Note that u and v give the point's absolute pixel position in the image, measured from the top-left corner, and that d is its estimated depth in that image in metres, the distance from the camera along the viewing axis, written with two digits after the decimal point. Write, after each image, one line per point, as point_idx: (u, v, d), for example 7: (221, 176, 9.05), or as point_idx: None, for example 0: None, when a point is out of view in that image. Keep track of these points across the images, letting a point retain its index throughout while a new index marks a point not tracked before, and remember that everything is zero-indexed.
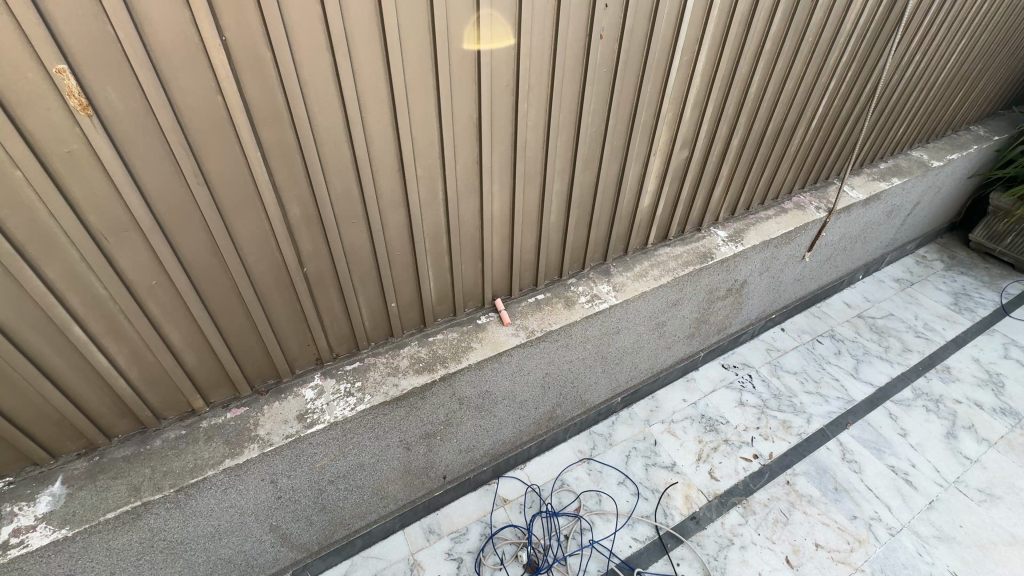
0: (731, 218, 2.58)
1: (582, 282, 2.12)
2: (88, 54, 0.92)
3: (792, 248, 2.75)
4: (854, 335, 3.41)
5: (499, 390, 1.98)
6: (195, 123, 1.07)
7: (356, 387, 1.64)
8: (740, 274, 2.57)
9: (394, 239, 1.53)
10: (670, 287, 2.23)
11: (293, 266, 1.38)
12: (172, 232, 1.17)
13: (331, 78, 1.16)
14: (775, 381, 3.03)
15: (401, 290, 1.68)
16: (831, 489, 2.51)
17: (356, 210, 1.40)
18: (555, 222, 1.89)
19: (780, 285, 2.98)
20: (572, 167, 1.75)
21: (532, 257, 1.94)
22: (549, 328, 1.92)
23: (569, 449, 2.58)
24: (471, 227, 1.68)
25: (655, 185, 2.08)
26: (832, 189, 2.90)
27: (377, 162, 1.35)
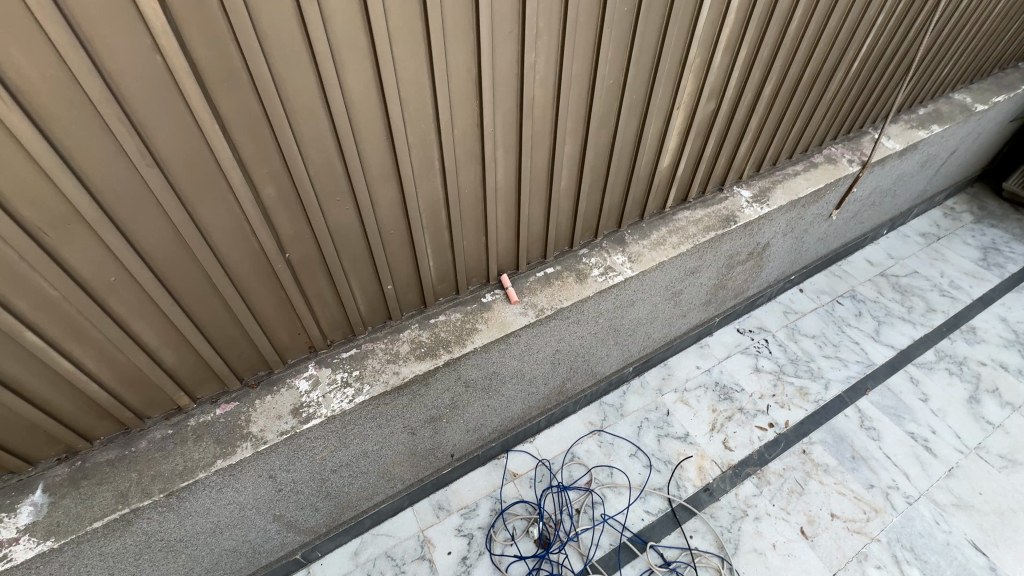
0: (756, 175, 2.36)
1: (595, 253, 1.94)
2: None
3: (819, 207, 2.54)
4: (876, 295, 3.25)
5: (507, 370, 1.86)
6: (134, 92, 0.88)
7: (354, 377, 1.53)
8: (764, 237, 2.39)
9: (386, 217, 1.36)
10: (690, 255, 2.06)
11: (272, 253, 1.22)
12: (125, 222, 1.01)
13: (297, 28, 0.95)
14: (792, 346, 2.92)
15: (397, 271, 1.52)
16: (848, 457, 2.45)
17: (340, 187, 1.22)
18: (565, 189, 1.70)
19: (802, 246, 2.80)
20: (586, 126, 1.54)
21: (540, 228, 1.77)
22: (560, 305, 1.77)
23: (579, 421, 2.51)
24: (473, 200, 1.49)
25: (677, 143, 1.87)
26: (867, 139, 2.65)
27: (361, 131, 1.15)
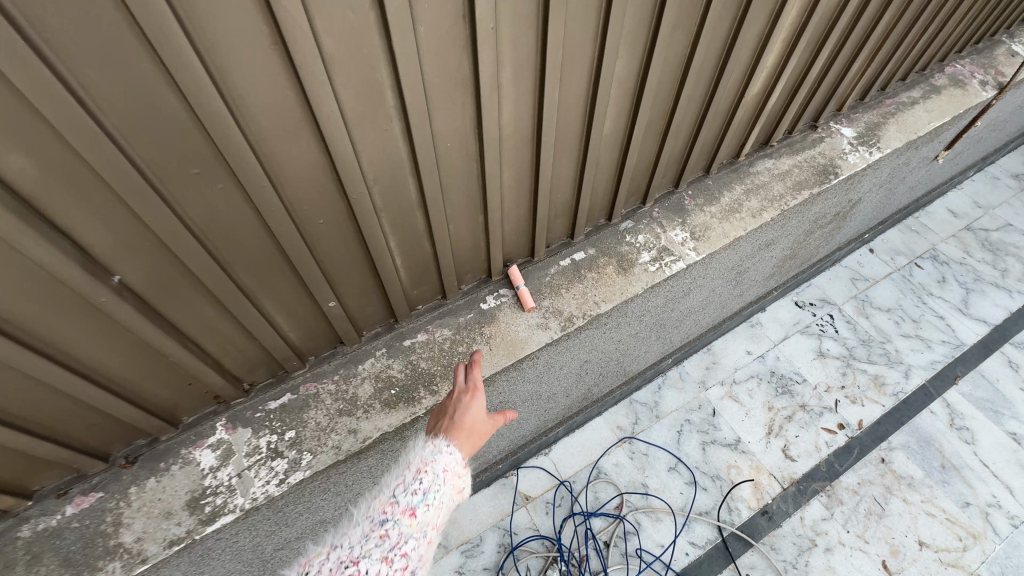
0: (859, 105, 1.70)
1: (642, 227, 1.35)
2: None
3: (931, 149, 1.90)
4: (962, 255, 2.67)
5: (519, 394, 1.33)
6: None
7: (288, 442, 0.99)
8: (860, 192, 1.77)
9: (303, 200, 0.77)
10: (773, 224, 1.46)
11: (77, 280, 0.65)
12: None
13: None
14: (862, 323, 2.38)
15: (341, 280, 0.95)
16: (937, 466, 1.99)
17: (192, 152, 0.63)
18: (609, 134, 1.08)
19: (891, 198, 2.18)
20: (653, 27, 0.90)
21: (567, 196, 1.17)
22: (596, 312, 1.20)
23: (605, 426, 2.03)
24: (462, 160, 0.89)
25: (777, 57, 1.23)
26: (1001, 52, 1.94)
27: (210, 31, 0.54)
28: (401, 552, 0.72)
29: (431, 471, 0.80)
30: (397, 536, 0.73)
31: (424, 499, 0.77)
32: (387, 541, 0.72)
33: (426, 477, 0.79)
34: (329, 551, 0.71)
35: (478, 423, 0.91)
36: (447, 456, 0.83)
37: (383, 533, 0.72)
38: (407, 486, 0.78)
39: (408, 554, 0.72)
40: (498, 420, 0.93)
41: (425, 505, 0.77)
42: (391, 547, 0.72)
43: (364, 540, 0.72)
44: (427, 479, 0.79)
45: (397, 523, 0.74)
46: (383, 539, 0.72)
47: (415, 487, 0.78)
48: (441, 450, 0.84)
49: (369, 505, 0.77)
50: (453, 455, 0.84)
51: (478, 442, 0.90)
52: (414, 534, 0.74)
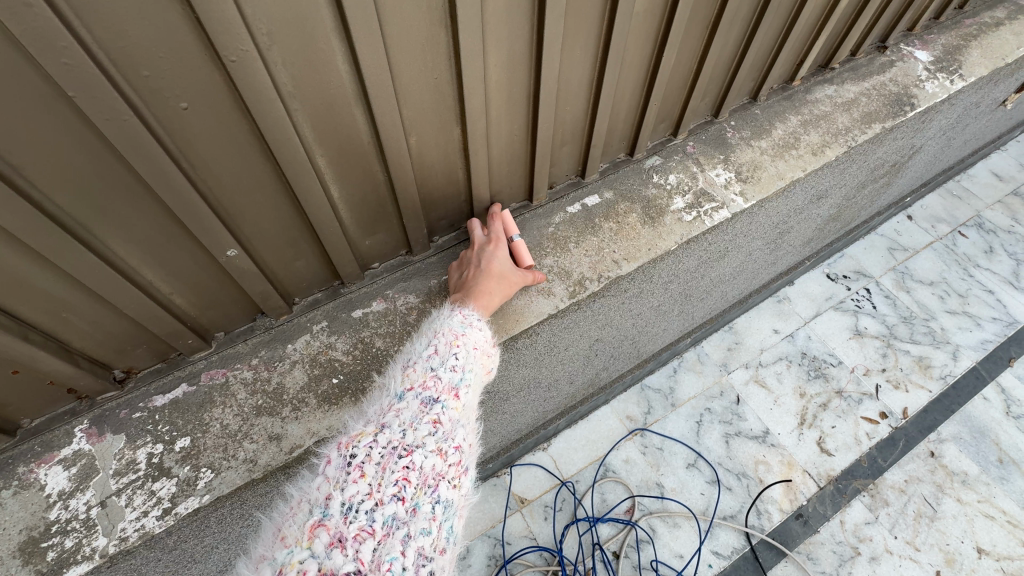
0: (933, 26, 1.38)
1: (672, 165, 1.04)
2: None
3: (1004, 88, 1.59)
4: (1010, 223, 2.38)
5: (513, 381, 1.04)
6: None
7: (178, 455, 0.69)
8: (925, 137, 1.46)
9: (137, 62, 0.44)
10: (836, 167, 1.15)
11: None
12: None
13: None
14: (902, 297, 2.10)
15: (244, 217, 0.63)
16: (994, 461, 1.73)
17: None
18: (640, 16, 0.76)
19: (947, 152, 1.87)
20: None
21: (577, 112, 0.85)
22: (616, 272, 0.90)
23: (614, 416, 1.75)
24: (421, 21, 0.56)
25: None
26: None
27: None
28: (455, 442, 0.63)
29: (466, 347, 0.70)
30: (449, 424, 0.64)
31: (465, 379, 0.68)
32: (439, 428, 0.63)
33: (462, 353, 0.69)
34: (376, 432, 0.60)
35: (509, 271, 0.81)
36: (476, 331, 0.72)
37: (434, 418, 0.63)
38: (445, 360, 0.68)
39: (461, 442, 0.64)
40: (528, 269, 0.84)
41: (468, 385, 0.68)
42: (445, 435, 0.63)
43: (416, 423, 0.62)
44: (465, 356, 0.69)
45: (446, 406, 0.64)
46: (434, 426, 0.62)
47: (454, 364, 0.68)
48: (474, 313, 0.75)
49: (404, 377, 0.67)
50: (484, 327, 0.74)
51: (512, 289, 0.80)
52: (461, 419, 0.66)
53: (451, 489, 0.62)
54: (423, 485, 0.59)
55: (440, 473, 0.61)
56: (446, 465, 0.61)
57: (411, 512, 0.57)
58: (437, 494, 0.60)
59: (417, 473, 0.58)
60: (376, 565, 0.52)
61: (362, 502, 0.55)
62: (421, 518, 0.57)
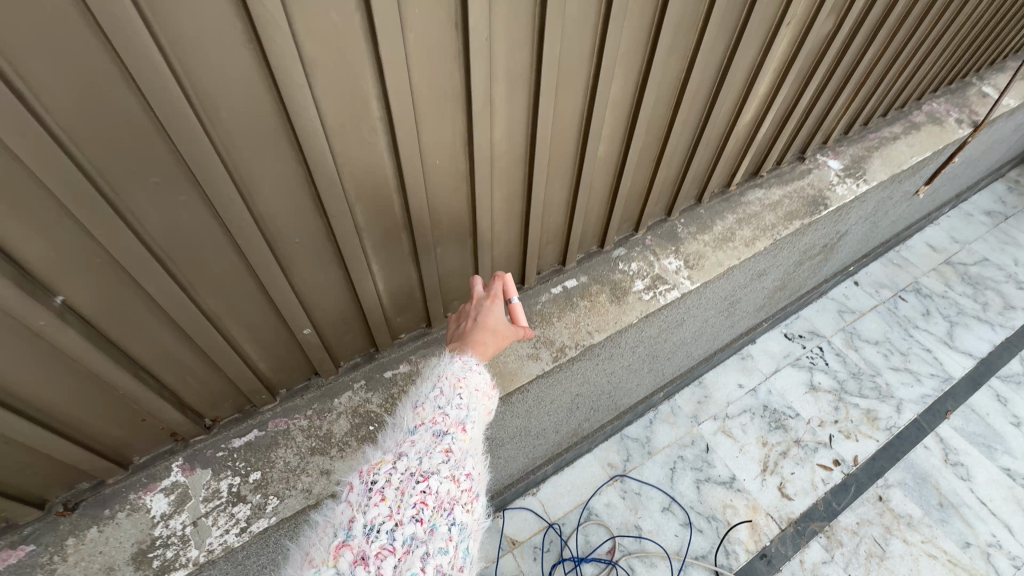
0: (843, 139, 1.73)
1: (634, 255, 1.32)
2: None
3: (912, 184, 1.93)
4: (944, 288, 2.70)
5: (507, 429, 1.25)
6: None
7: (251, 485, 0.89)
8: (847, 224, 1.78)
9: (278, 217, 0.70)
10: (767, 254, 1.44)
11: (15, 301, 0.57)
12: None
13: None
14: (852, 355, 2.37)
15: (318, 305, 0.88)
16: (935, 504, 1.93)
17: (151, 161, 0.56)
18: (602, 158, 1.05)
19: (876, 230, 2.20)
20: (649, 52, 0.89)
21: (559, 220, 1.13)
22: (589, 341, 1.15)
23: (596, 463, 1.94)
24: (450, 179, 0.84)
25: (767, 88, 1.23)
26: (973, 92, 2.00)
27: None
28: (464, 470, 0.75)
29: (468, 388, 0.82)
30: (458, 453, 0.76)
31: (470, 415, 0.80)
32: (451, 457, 0.75)
33: (466, 393, 0.81)
34: (394, 461, 0.72)
35: (501, 324, 0.93)
36: (476, 374, 0.84)
37: (445, 449, 0.75)
38: (451, 399, 0.80)
39: (470, 470, 0.76)
40: (521, 325, 0.95)
41: (473, 420, 0.80)
42: (455, 464, 0.75)
43: (429, 454, 0.74)
44: (468, 396, 0.81)
45: (454, 438, 0.77)
46: (446, 455, 0.74)
47: (459, 402, 0.80)
48: (472, 358, 0.86)
49: (416, 414, 0.79)
50: (483, 371, 0.85)
51: (503, 341, 0.92)
52: (470, 449, 0.78)
53: (463, 512, 0.73)
54: (438, 508, 0.70)
55: (453, 498, 0.72)
56: (458, 490, 0.73)
57: (428, 532, 0.68)
58: (451, 516, 0.71)
59: (432, 497, 0.70)
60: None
61: (383, 523, 0.67)
62: (438, 537, 0.69)
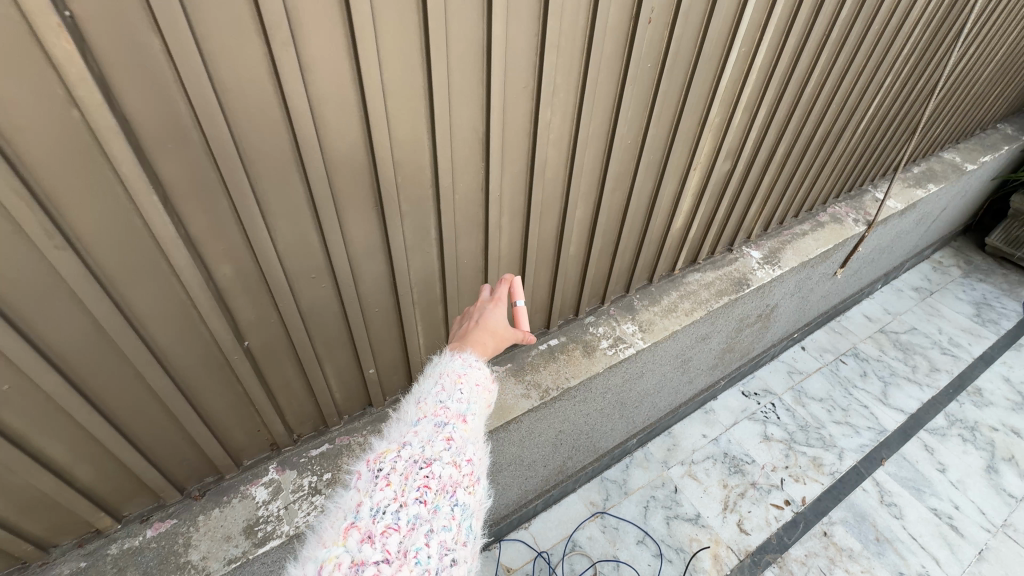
0: (764, 234, 2.24)
1: (601, 321, 1.76)
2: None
3: (826, 268, 2.43)
4: (878, 353, 3.15)
5: (505, 456, 1.61)
6: (37, 155, 0.65)
7: (325, 482, 1.25)
8: (774, 299, 2.25)
9: (370, 294, 1.14)
10: (704, 322, 1.88)
11: (228, 343, 0.98)
12: (24, 317, 0.76)
13: (265, 63, 0.73)
14: (800, 410, 2.75)
15: (381, 353, 1.29)
16: (873, 539, 2.24)
17: (314, 264, 1.00)
18: (573, 253, 1.52)
19: (807, 303, 2.67)
20: (600, 190, 1.39)
21: (544, 295, 1.58)
22: (567, 385, 1.55)
23: (580, 502, 2.25)
24: (472, 270, 1.29)
25: (690, 205, 1.73)
26: (868, 198, 2.57)
27: (342, 181, 0.92)
28: (464, 456, 0.84)
29: (468, 384, 0.93)
30: (459, 441, 0.84)
31: (469, 408, 0.90)
32: (451, 445, 0.83)
33: (464, 389, 0.91)
34: (399, 450, 0.80)
35: (499, 325, 1.09)
36: (475, 371, 0.95)
37: (447, 437, 0.83)
38: (452, 395, 0.90)
39: (470, 456, 0.84)
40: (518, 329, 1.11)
41: (472, 414, 0.90)
42: (456, 450, 0.83)
43: (432, 442, 0.82)
44: (467, 392, 0.92)
45: (455, 428, 0.85)
46: (447, 443, 0.83)
47: (459, 397, 0.90)
48: (472, 357, 0.98)
49: (419, 408, 0.88)
50: (483, 367, 0.98)
51: (500, 339, 1.08)
52: (469, 438, 0.87)
53: (465, 494, 0.80)
54: (441, 491, 0.77)
55: (455, 482, 0.80)
56: (460, 475, 0.81)
57: (432, 513, 0.75)
58: (454, 498, 0.79)
59: (435, 480, 0.78)
60: (403, 554, 0.70)
61: (388, 505, 0.74)
62: (442, 516, 0.76)
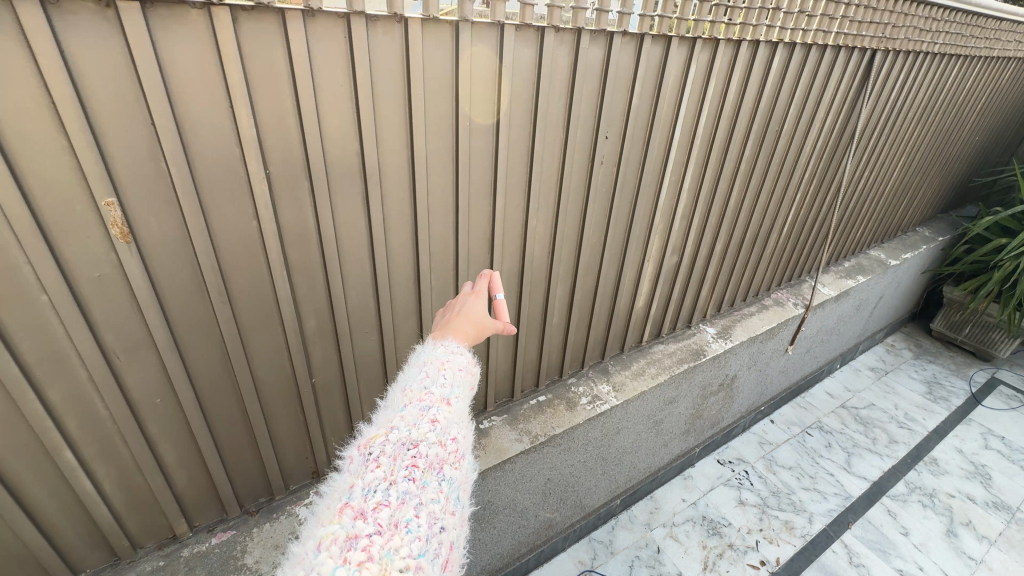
0: (717, 314, 2.69)
1: (581, 382, 2.13)
2: (129, 177, 0.92)
3: (775, 345, 2.85)
4: (841, 426, 3.45)
5: (501, 499, 1.88)
6: (227, 245, 1.08)
7: None
8: (731, 370, 2.63)
9: (403, 347, 1.54)
10: (668, 385, 2.24)
11: (302, 377, 1.36)
12: (186, 348, 1.15)
13: (360, 191, 1.20)
14: (772, 477, 3.00)
15: None
16: None
17: (369, 321, 1.41)
18: (556, 323, 1.93)
19: (766, 377, 3.05)
20: (574, 274, 1.84)
21: (534, 358, 1.96)
22: (553, 432, 1.88)
23: (569, 560, 2.43)
24: None
25: (649, 287, 2.19)
26: (806, 287, 3.07)
27: (394, 261, 1.37)
28: (451, 435, 0.71)
29: (452, 368, 0.80)
30: (445, 421, 0.72)
31: (455, 391, 0.77)
32: (437, 425, 0.71)
33: (449, 373, 0.78)
34: (386, 433, 0.68)
35: (481, 315, 0.93)
36: (459, 355, 0.83)
37: (432, 418, 0.71)
38: (436, 379, 0.77)
39: (457, 435, 0.72)
40: (503, 319, 0.95)
41: (457, 395, 0.76)
42: (443, 430, 0.71)
43: (418, 423, 0.69)
44: (452, 376, 0.78)
45: (439, 409, 0.73)
46: (434, 423, 0.70)
47: (443, 381, 0.77)
48: (454, 343, 0.85)
49: (403, 395, 0.74)
50: (465, 352, 0.84)
51: (482, 329, 0.92)
52: (456, 419, 0.74)
53: (454, 471, 0.69)
54: (429, 467, 0.66)
55: (444, 459, 0.68)
56: (447, 452, 0.69)
57: (421, 488, 0.64)
58: (441, 474, 0.67)
59: (424, 457, 0.66)
60: (394, 526, 0.59)
61: (378, 484, 0.62)
62: (431, 490, 0.64)
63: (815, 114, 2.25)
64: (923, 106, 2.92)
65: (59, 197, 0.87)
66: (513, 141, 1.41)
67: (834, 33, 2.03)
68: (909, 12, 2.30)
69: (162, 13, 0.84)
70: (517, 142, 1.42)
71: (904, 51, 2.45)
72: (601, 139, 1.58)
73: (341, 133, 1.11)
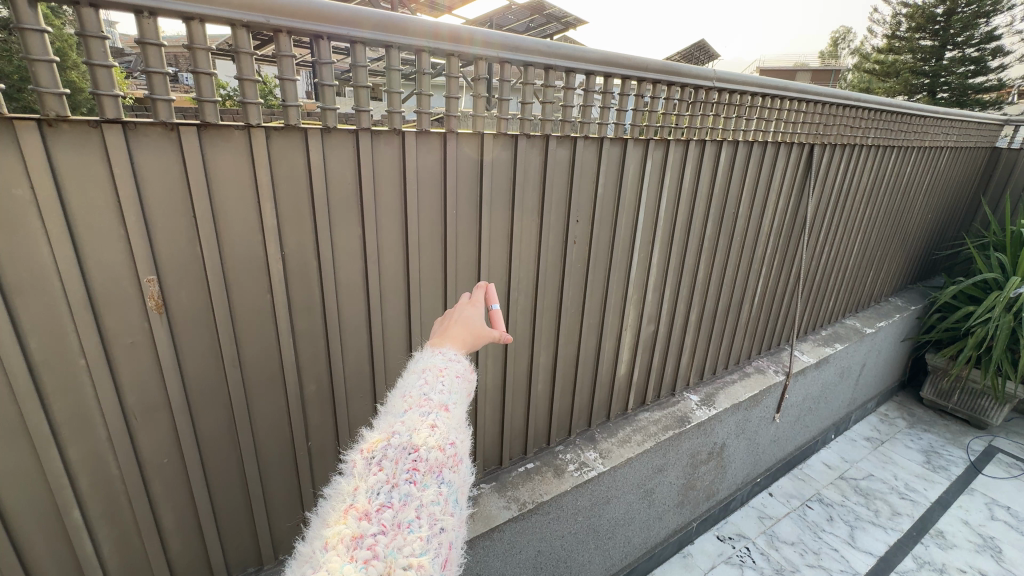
0: (700, 382, 2.81)
1: (569, 449, 2.19)
2: (168, 257, 1.10)
3: (761, 412, 2.91)
4: (841, 498, 3.39)
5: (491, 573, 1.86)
6: (243, 315, 1.25)
7: None
8: (719, 437, 2.68)
9: None
10: (654, 451, 2.29)
11: (299, 440, 1.46)
12: (197, 410, 1.26)
13: (361, 268, 1.39)
14: (774, 554, 2.91)
15: None
16: None
17: (364, 386, 1.54)
18: (541, 390, 2.04)
19: (757, 447, 3.07)
20: (557, 343, 1.99)
21: (521, 425, 2.04)
22: (541, 498, 1.91)
23: None
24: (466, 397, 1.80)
25: (630, 355, 2.32)
26: (785, 354, 3.21)
27: (388, 330, 1.53)
28: (450, 439, 0.80)
29: (449, 375, 0.90)
30: (443, 426, 0.81)
31: (452, 397, 0.87)
32: (436, 430, 0.80)
33: (446, 379, 0.89)
34: (388, 438, 0.79)
35: (477, 322, 1.04)
36: (456, 363, 0.93)
37: (431, 424, 0.81)
38: (434, 387, 0.87)
39: (456, 439, 0.81)
40: (499, 328, 1.05)
41: (455, 402, 0.86)
42: (441, 435, 0.80)
43: (418, 429, 0.80)
44: (449, 382, 0.89)
45: (438, 414, 0.82)
46: (432, 428, 0.80)
47: (441, 388, 0.87)
48: (451, 351, 0.96)
49: (404, 401, 0.85)
50: (462, 359, 0.95)
51: (480, 337, 1.02)
52: (454, 424, 0.83)
53: (453, 473, 0.78)
54: (429, 471, 0.76)
55: (442, 463, 0.77)
56: (446, 456, 0.78)
57: (421, 490, 0.74)
58: (441, 477, 0.77)
59: (423, 462, 0.76)
60: (396, 526, 0.70)
61: (381, 487, 0.73)
62: (430, 492, 0.74)
63: (767, 198, 2.53)
64: (870, 187, 3.24)
65: (108, 274, 1.04)
66: (494, 223, 1.63)
67: (773, 132, 2.36)
68: (836, 113, 2.67)
69: (212, 133, 1.07)
70: (499, 224, 1.64)
71: (840, 144, 2.80)
72: (572, 222, 1.82)
73: (346, 221, 1.32)
